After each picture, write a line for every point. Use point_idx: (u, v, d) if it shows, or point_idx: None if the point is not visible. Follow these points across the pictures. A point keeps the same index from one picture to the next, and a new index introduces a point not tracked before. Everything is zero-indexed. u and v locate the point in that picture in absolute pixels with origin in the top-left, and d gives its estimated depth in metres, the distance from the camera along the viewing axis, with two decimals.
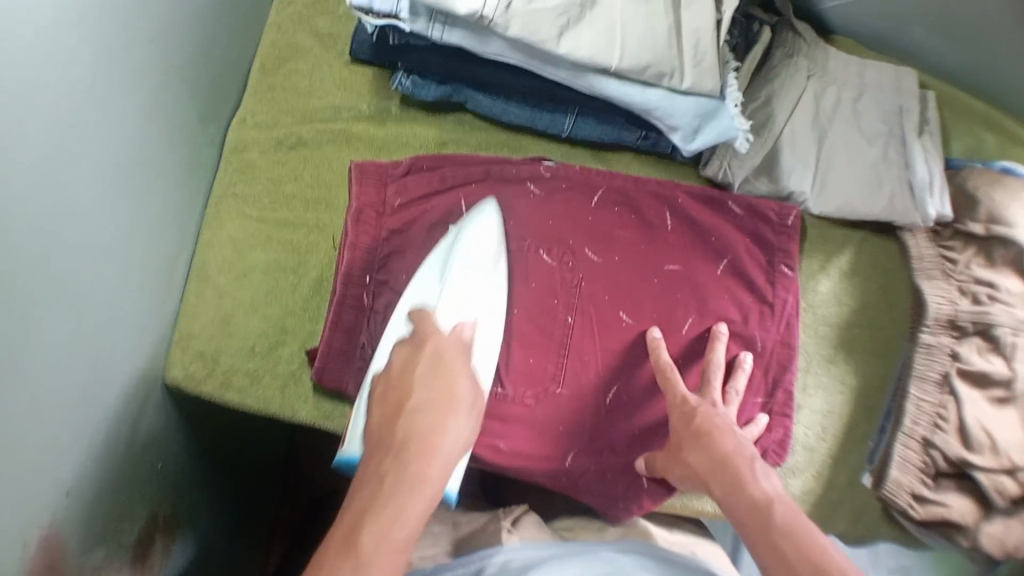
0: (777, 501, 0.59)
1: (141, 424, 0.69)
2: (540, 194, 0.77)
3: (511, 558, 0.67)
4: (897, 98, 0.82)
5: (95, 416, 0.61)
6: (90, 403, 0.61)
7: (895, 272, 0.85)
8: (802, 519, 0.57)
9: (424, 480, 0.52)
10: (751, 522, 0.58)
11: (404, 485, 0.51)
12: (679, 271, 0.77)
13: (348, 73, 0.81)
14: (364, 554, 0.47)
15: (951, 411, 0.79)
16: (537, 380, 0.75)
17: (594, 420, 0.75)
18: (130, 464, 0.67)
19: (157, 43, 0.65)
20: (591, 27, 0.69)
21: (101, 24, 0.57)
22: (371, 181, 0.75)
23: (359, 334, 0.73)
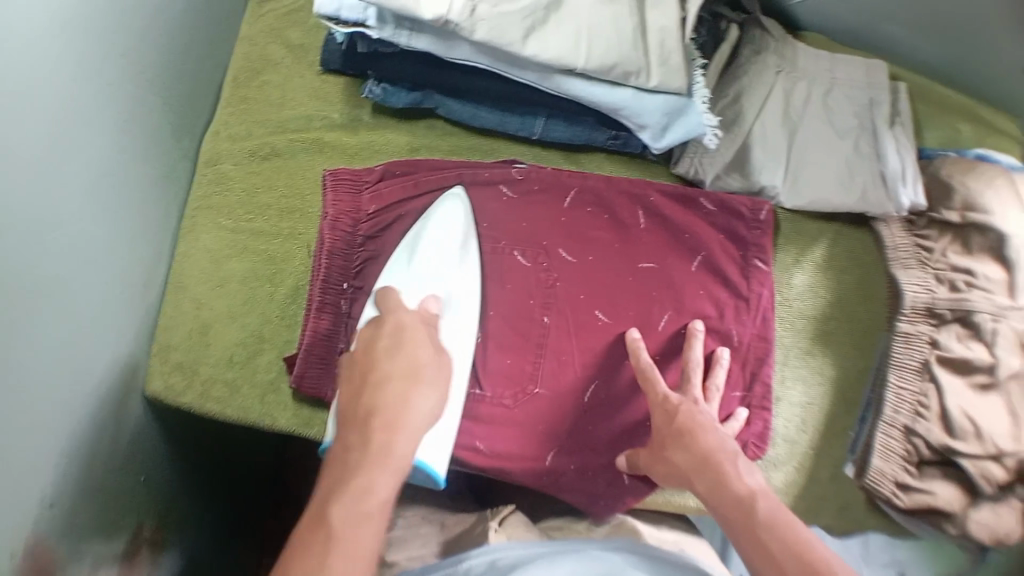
0: (762, 498, 0.60)
1: (122, 432, 0.71)
2: (513, 196, 0.79)
3: (499, 558, 0.65)
4: (868, 91, 0.82)
5: (77, 426, 0.63)
6: (72, 414, 0.63)
7: (870, 263, 0.86)
8: (789, 513, 0.58)
9: (391, 451, 0.58)
10: (736, 517, 0.59)
11: (373, 458, 0.57)
12: (654, 269, 0.79)
13: (321, 84, 0.84)
14: (339, 520, 0.53)
15: (932, 399, 0.79)
16: (516, 378, 0.76)
17: (574, 417, 0.77)
18: (112, 472, 0.69)
19: (130, 64, 0.67)
20: (558, 29, 0.69)
21: (74, 48, 0.58)
22: (345, 190, 0.77)
23: (342, 340, 0.75)
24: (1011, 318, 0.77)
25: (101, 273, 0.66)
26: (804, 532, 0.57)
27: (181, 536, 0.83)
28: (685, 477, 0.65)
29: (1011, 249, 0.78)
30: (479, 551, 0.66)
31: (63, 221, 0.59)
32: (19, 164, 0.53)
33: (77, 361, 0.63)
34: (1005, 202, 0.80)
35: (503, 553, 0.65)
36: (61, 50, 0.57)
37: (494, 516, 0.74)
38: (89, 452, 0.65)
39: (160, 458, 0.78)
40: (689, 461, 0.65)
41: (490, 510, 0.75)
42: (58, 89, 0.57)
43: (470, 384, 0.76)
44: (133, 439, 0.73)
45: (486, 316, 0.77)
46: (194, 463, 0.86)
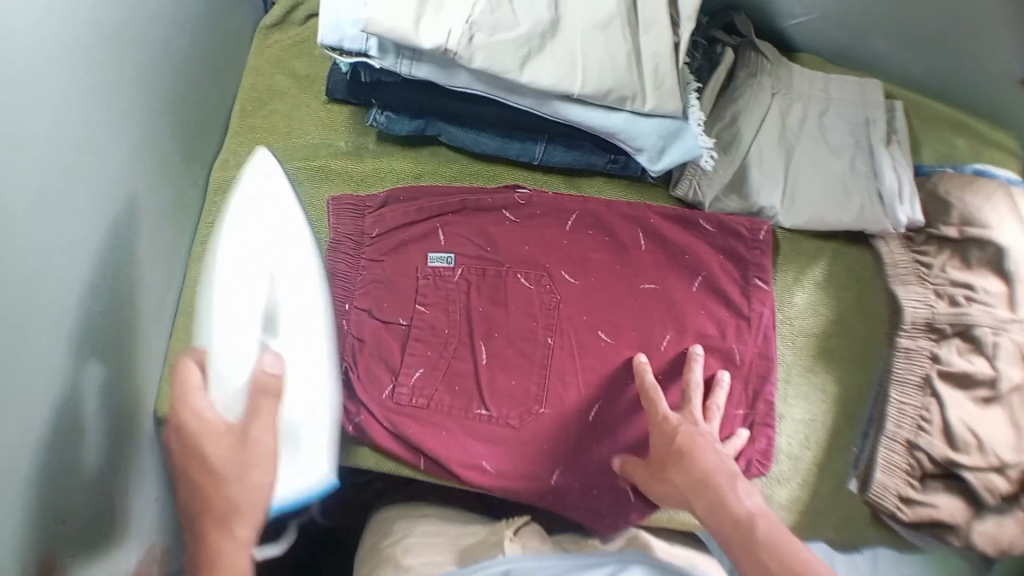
0: (760, 518, 0.60)
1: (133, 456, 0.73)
2: (516, 221, 0.81)
3: (514, 568, 0.68)
4: (863, 111, 0.84)
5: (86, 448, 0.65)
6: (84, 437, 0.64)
7: (871, 281, 0.87)
8: (787, 535, 0.58)
9: (240, 516, 0.56)
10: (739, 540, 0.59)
11: (218, 527, 0.55)
12: (655, 289, 0.81)
13: (326, 112, 0.86)
14: None
15: (934, 412, 0.79)
16: (519, 400, 0.77)
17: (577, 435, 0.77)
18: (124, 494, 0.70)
19: (134, 93, 0.68)
20: (554, 56, 0.71)
21: (86, 83, 0.61)
22: (348, 214, 0.81)
23: (345, 359, 0.77)
24: (1011, 331, 0.78)
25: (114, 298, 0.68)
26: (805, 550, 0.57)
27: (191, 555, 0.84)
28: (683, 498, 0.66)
29: (1009, 262, 0.80)
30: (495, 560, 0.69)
31: (79, 249, 0.61)
32: (33, 191, 0.55)
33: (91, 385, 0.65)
34: (1003, 216, 0.81)
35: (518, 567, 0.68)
36: (70, 83, 0.59)
37: (509, 526, 0.75)
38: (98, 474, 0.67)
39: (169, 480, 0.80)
40: (686, 481, 0.66)
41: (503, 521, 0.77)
42: (66, 121, 0.59)
43: (475, 404, 0.77)
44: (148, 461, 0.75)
45: (491, 338, 0.78)
46: None
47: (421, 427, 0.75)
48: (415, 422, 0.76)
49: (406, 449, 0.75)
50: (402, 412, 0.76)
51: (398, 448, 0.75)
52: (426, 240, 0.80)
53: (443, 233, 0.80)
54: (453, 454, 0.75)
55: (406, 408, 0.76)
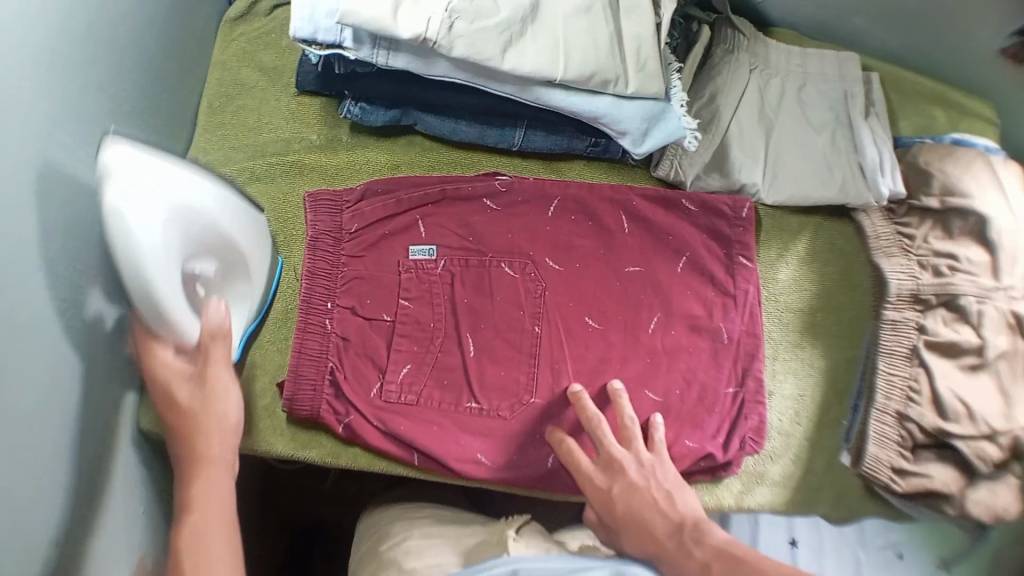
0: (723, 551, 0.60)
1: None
2: (497, 209, 0.79)
3: (522, 568, 0.61)
4: (840, 85, 0.84)
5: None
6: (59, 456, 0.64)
7: (853, 253, 0.87)
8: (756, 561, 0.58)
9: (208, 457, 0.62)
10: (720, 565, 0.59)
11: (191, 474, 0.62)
12: (641, 272, 0.80)
13: (296, 105, 0.84)
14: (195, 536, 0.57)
15: (922, 383, 0.79)
16: (512, 394, 0.76)
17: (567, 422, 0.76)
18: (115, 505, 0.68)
19: (104, 90, 0.66)
20: (535, 42, 0.70)
21: (55, 79, 0.58)
22: (326, 209, 0.77)
23: (329, 359, 0.74)
24: (996, 299, 0.78)
25: None
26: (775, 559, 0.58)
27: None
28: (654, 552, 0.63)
29: (991, 231, 0.80)
30: (499, 562, 0.62)
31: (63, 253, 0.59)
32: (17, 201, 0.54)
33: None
34: (984, 186, 0.81)
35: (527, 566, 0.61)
36: (42, 84, 0.57)
37: (510, 525, 0.73)
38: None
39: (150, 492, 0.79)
40: (639, 546, 0.64)
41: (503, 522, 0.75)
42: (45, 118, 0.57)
43: (465, 397, 0.75)
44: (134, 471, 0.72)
45: (478, 328, 0.77)
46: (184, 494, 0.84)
47: (413, 423, 0.74)
48: (406, 419, 0.74)
49: (397, 445, 0.74)
50: (392, 409, 0.74)
51: (389, 445, 0.74)
52: (406, 234, 0.78)
53: (424, 225, 0.78)
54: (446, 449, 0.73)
55: (394, 406, 0.74)
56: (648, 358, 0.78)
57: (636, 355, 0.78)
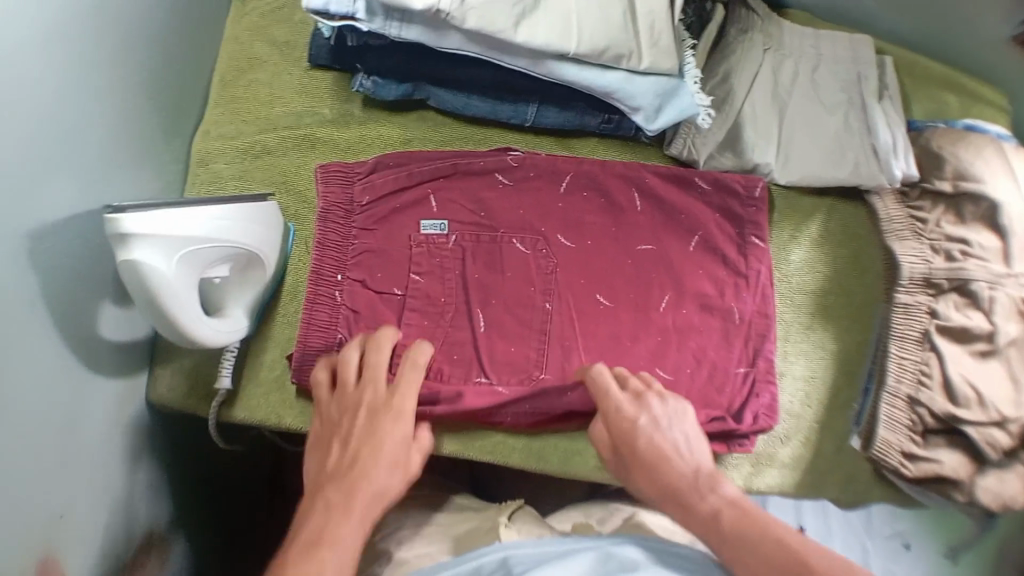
0: (728, 508, 0.57)
1: (105, 446, 0.71)
2: (508, 184, 0.79)
3: (512, 557, 0.60)
4: (855, 68, 0.83)
5: (56, 437, 0.64)
6: (51, 425, 0.63)
7: (866, 237, 0.87)
8: (755, 518, 0.55)
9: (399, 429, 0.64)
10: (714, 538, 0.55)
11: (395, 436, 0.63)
12: (652, 250, 0.79)
13: (308, 80, 0.83)
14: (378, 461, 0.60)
15: (933, 367, 0.79)
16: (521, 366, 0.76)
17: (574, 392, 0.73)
18: (82, 464, 0.67)
19: (93, 51, 0.65)
20: (547, 15, 0.70)
21: (38, 34, 0.58)
22: (337, 181, 0.77)
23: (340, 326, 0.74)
24: (1006, 285, 0.78)
25: (82, 286, 0.66)
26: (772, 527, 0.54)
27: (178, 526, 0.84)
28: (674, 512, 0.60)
29: (1002, 217, 0.80)
30: (491, 549, 0.62)
31: (28, 211, 0.58)
32: None
33: (51, 376, 0.63)
34: (995, 171, 0.81)
35: (519, 551, 0.61)
36: (25, 37, 0.56)
37: (505, 512, 0.74)
38: (72, 465, 0.66)
39: (146, 470, 0.78)
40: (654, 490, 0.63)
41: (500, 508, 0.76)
42: (19, 72, 0.56)
43: (474, 372, 0.75)
44: (108, 439, 0.72)
45: (489, 302, 0.76)
46: (186, 469, 0.86)
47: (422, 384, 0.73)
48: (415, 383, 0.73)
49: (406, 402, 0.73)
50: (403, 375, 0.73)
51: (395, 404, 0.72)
52: (417, 207, 0.77)
53: (435, 199, 0.78)
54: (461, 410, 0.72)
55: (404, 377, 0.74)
56: (658, 337, 0.78)
57: (648, 334, 0.78)
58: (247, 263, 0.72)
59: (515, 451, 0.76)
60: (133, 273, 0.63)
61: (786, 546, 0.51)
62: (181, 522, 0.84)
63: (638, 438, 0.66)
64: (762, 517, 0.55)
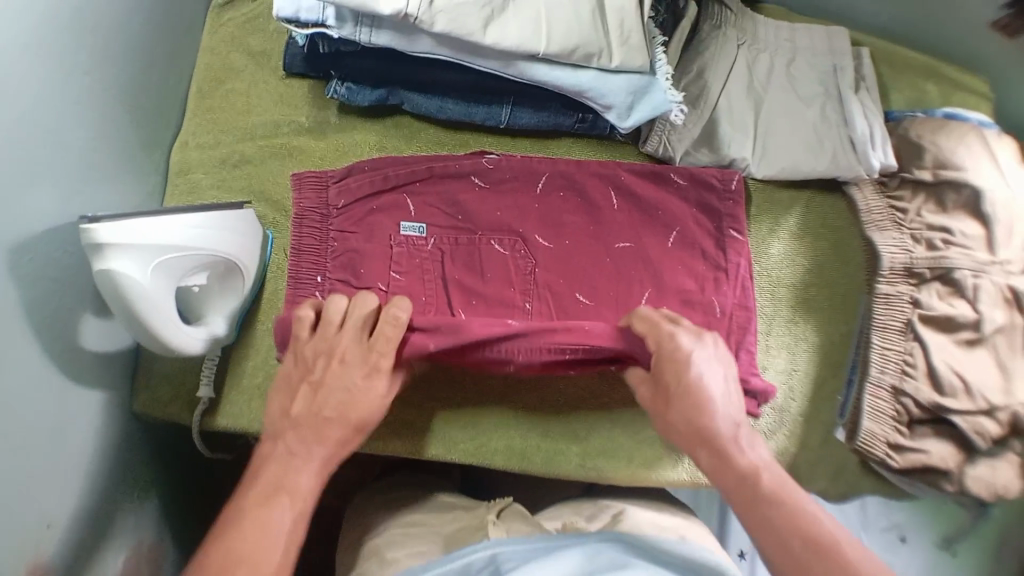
0: (766, 471, 0.58)
1: (91, 453, 0.72)
2: (485, 186, 0.79)
3: (501, 554, 0.62)
4: (830, 59, 0.84)
5: (46, 446, 0.65)
6: (37, 432, 0.64)
7: (846, 228, 0.86)
8: (791, 492, 0.56)
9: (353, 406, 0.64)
10: (741, 500, 0.57)
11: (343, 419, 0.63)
12: (631, 248, 0.80)
13: (285, 88, 0.84)
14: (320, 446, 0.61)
15: (917, 357, 0.78)
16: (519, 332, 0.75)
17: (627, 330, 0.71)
18: (71, 472, 0.68)
19: (70, 65, 0.67)
20: (517, 16, 0.71)
21: (16, 52, 0.59)
22: (312, 188, 0.77)
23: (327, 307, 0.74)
24: (991, 273, 0.78)
25: (65, 295, 0.67)
26: (790, 497, 0.55)
27: (167, 532, 0.85)
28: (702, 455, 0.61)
29: (986, 204, 0.79)
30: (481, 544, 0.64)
31: (10, 225, 0.59)
32: None
33: (36, 383, 0.64)
34: (978, 157, 0.81)
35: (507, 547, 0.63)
36: (3, 55, 0.57)
37: (492, 511, 0.73)
38: (58, 471, 0.67)
39: (133, 476, 0.79)
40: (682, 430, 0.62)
41: (489, 505, 0.76)
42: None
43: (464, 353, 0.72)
44: (96, 447, 0.73)
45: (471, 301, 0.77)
46: (175, 475, 0.87)
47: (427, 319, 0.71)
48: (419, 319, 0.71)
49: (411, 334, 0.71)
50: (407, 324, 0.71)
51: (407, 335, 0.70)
52: (393, 204, 0.78)
53: (413, 203, 0.78)
54: (465, 336, 0.70)
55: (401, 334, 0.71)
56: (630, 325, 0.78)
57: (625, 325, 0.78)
58: (226, 271, 0.73)
59: (498, 453, 0.77)
60: (111, 285, 0.64)
61: (817, 526, 0.53)
62: (170, 528, 0.85)
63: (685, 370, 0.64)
64: (795, 487, 0.57)
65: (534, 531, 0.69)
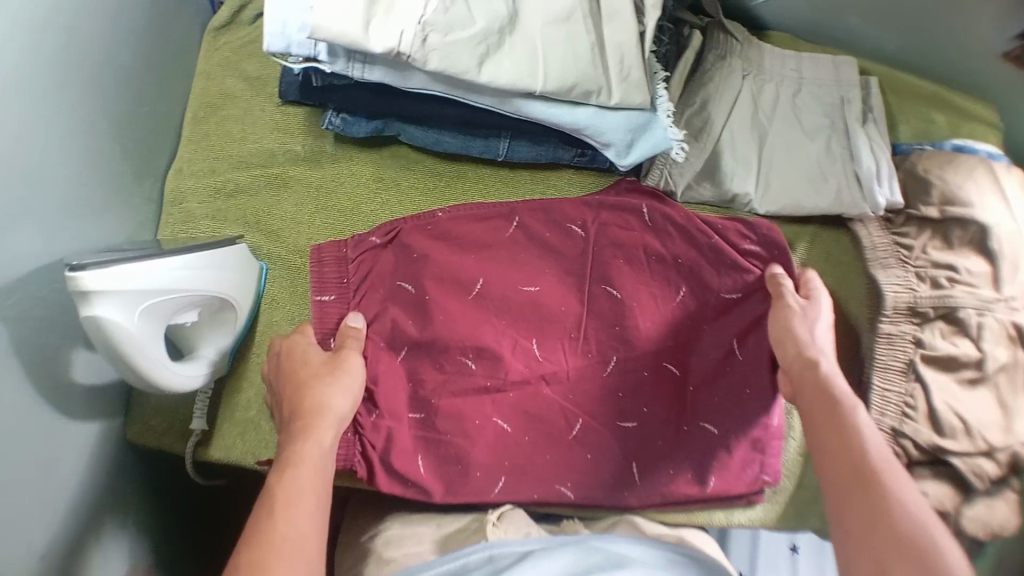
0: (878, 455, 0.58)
1: (86, 486, 0.71)
2: (456, 246, 0.77)
3: (498, 553, 0.64)
4: (837, 91, 0.83)
5: (43, 481, 0.64)
6: (29, 470, 0.62)
7: (850, 263, 0.85)
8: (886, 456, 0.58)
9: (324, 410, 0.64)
10: (837, 457, 0.59)
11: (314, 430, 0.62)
12: (624, 280, 0.77)
13: (281, 115, 0.83)
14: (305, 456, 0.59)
15: (918, 399, 0.77)
16: (563, 320, 0.77)
17: (684, 342, 0.77)
18: (66, 508, 0.68)
19: (68, 99, 0.66)
20: (512, 52, 0.69)
21: (11, 94, 0.59)
22: (330, 257, 0.75)
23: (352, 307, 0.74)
24: (996, 310, 0.76)
25: (59, 333, 0.66)
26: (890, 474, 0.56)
27: (156, 558, 0.84)
28: (815, 435, 0.61)
29: (993, 240, 0.77)
30: (478, 546, 0.65)
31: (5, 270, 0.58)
32: None
33: (29, 422, 0.63)
34: (985, 191, 0.79)
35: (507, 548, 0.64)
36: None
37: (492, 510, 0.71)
38: (52, 508, 0.65)
39: (123, 507, 0.78)
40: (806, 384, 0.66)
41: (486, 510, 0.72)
42: None
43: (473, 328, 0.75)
44: (90, 480, 0.72)
45: (464, 473, 0.72)
46: (161, 497, 0.86)
47: (448, 353, 0.74)
48: (446, 335, 0.74)
49: (416, 325, 0.74)
50: (426, 346, 0.74)
51: (447, 264, 0.75)
52: (400, 250, 0.76)
53: (395, 245, 0.76)
54: (504, 273, 0.76)
55: (403, 296, 0.75)
56: (636, 465, 0.74)
57: (630, 468, 0.74)
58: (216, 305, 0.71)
59: None
60: (98, 331, 0.61)
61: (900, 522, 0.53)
62: (158, 554, 0.84)
63: (796, 327, 0.69)
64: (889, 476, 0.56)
65: (531, 531, 0.68)
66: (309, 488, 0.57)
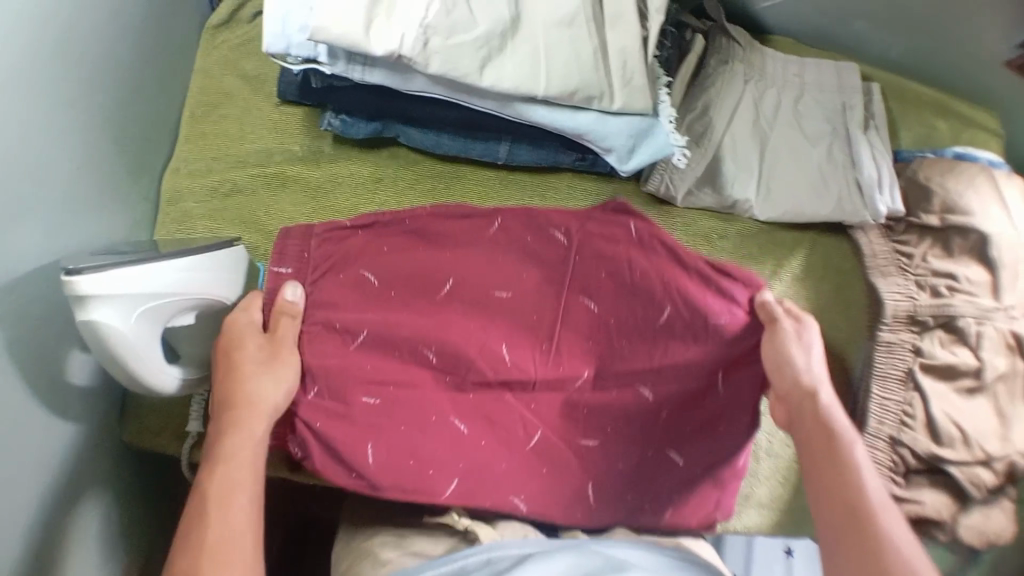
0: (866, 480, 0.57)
1: (77, 486, 0.71)
2: (420, 243, 0.72)
3: (496, 556, 0.62)
4: (839, 97, 0.82)
5: (34, 483, 0.64)
6: (19, 473, 0.62)
7: (850, 272, 0.83)
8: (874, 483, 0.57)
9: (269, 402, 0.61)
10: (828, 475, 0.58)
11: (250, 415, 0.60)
12: (601, 293, 0.71)
13: (280, 116, 0.82)
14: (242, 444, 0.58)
15: (917, 407, 0.76)
16: (535, 326, 0.71)
17: (661, 365, 0.69)
18: (54, 509, 0.67)
19: (67, 98, 0.65)
20: (514, 56, 0.68)
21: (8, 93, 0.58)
22: (296, 236, 0.70)
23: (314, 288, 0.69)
24: (996, 319, 0.76)
25: (53, 334, 0.65)
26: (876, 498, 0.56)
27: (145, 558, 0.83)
28: (807, 448, 0.60)
29: (992, 248, 0.77)
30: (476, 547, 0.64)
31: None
32: None
33: (22, 423, 0.62)
34: (986, 200, 0.79)
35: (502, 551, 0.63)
36: None
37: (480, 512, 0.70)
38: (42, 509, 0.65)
39: (114, 507, 0.77)
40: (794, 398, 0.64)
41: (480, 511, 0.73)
42: None
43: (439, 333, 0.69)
44: (81, 480, 0.71)
45: (418, 469, 0.66)
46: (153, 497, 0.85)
47: None
48: None
49: None
50: None
51: (414, 266, 0.71)
52: (370, 240, 0.71)
53: (362, 238, 0.71)
54: (473, 276, 0.71)
55: (371, 295, 0.70)
56: (592, 487, 0.70)
57: (585, 489, 0.70)
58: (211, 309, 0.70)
59: None
60: (94, 334, 0.60)
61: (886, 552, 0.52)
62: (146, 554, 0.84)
63: (792, 351, 0.65)
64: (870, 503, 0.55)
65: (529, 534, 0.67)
66: (241, 479, 0.56)
